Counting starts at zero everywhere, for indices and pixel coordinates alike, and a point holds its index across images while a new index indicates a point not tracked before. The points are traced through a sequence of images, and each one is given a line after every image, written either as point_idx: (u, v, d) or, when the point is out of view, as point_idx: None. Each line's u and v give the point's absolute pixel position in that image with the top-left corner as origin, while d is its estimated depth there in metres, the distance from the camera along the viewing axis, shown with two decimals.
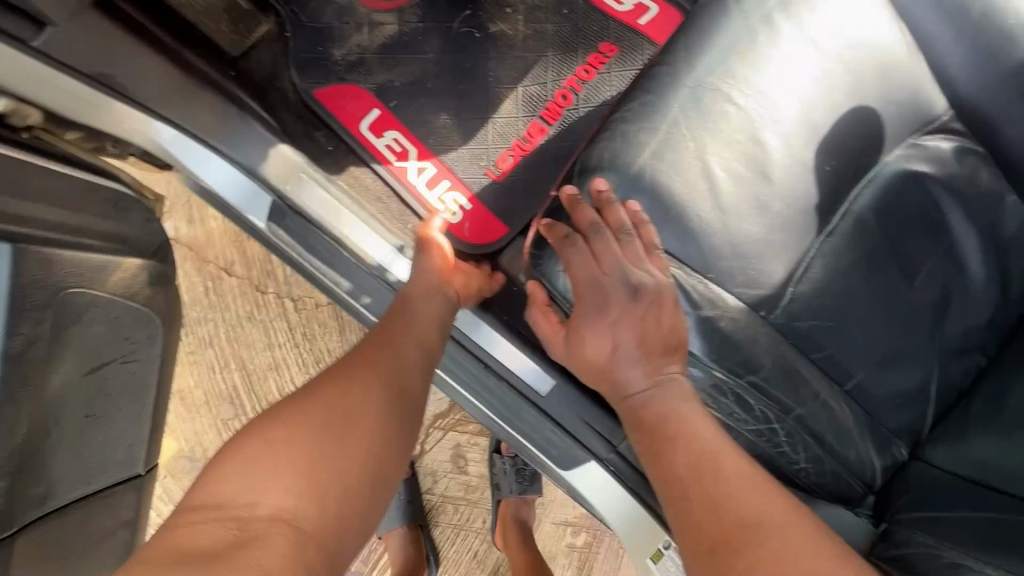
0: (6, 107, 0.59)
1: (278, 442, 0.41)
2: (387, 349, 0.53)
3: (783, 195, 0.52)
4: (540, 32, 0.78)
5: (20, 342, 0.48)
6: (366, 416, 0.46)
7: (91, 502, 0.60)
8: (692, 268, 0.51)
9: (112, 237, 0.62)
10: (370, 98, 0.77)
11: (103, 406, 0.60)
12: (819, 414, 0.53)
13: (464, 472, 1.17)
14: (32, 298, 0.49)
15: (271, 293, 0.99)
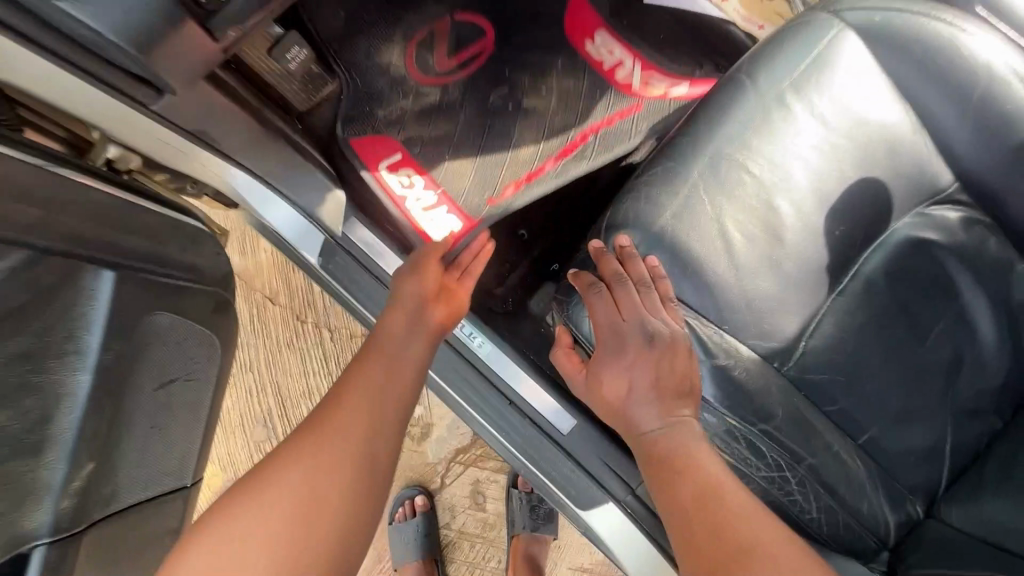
0: (116, 154, 0.69)
1: (253, 490, 0.46)
2: (369, 389, 0.55)
3: (795, 255, 0.56)
4: None
5: (109, 355, 0.55)
6: (344, 439, 0.50)
7: (145, 508, 0.65)
8: (708, 319, 0.55)
9: (188, 267, 0.69)
10: (394, 144, 0.82)
11: (166, 418, 0.66)
12: (831, 464, 0.55)
13: (482, 509, 1.20)
14: (123, 318, 0.56)
15: (310, 323, 1.07)
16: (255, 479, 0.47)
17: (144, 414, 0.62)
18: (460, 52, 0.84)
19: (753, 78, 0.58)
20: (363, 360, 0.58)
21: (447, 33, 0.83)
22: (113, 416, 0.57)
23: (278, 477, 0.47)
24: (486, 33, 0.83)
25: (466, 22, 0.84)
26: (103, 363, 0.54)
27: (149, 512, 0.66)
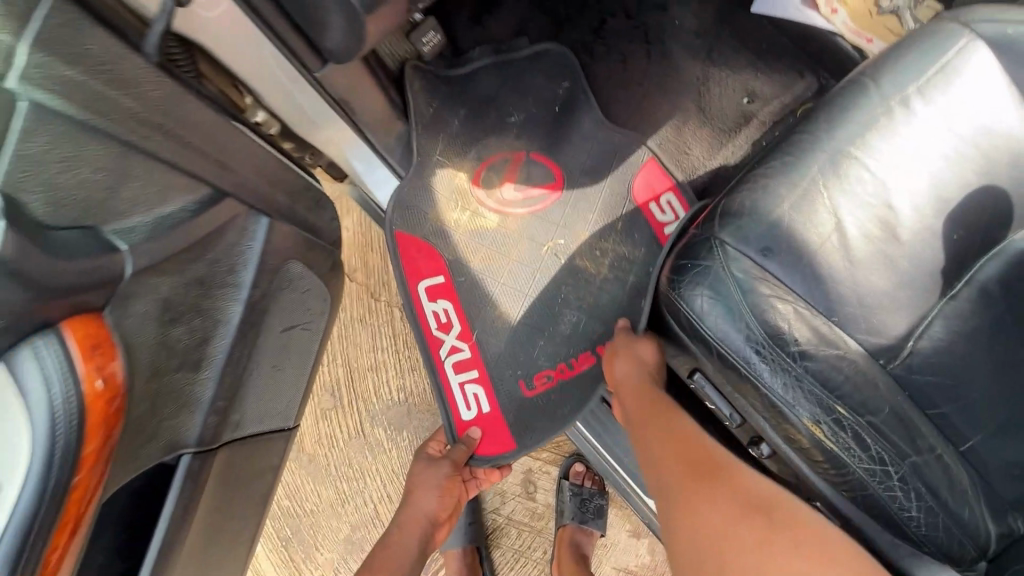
0: (262, 119, 0.74)
1: None
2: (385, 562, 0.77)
3: (909, 255, 0.58)
4: (677, 108, 0.95)
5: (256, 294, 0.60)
6: None
7: (257, 442, 0.70)
8: (819, 310, 0.56)
9: (312, 226, 0.74)
10: (439, 263, 0.89)
11: (283, 360, 0.71)
12: (933, 466, 0.56)
13: (532, 498, 1.22)
14: (268, 261, 0.62)
15: (385, 301, 1.16)
16: None
17: (269, 353, 0.67)
18: (527, 189, 0.91)
19: (877, 81, 0.60)
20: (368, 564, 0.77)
21: (521, 166, 0.91)
22: (252, 351, 0.63)
23: None
24: (554, 178, 0.91)
25: (539, 163, 0.92)
26: (251, 299, 0.60)
27: (259, 446, 0.71)
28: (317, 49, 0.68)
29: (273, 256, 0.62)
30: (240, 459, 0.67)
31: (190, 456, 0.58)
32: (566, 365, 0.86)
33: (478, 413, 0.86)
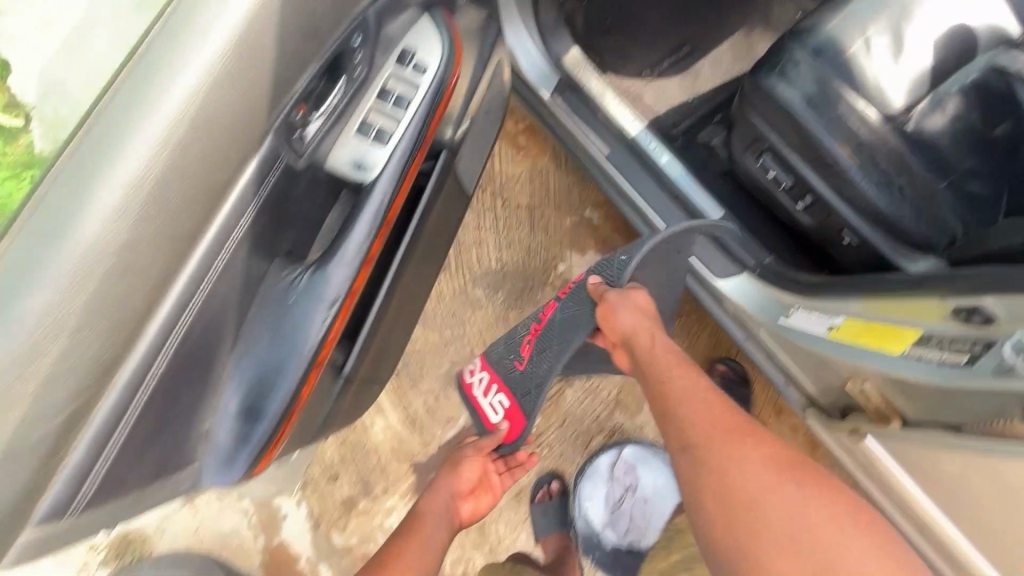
0: None
1: None
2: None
3: (910, 62, 0.90)
4: (749, 26, 1.33)
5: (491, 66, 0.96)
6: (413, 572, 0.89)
7: (460, 185, 1.03)
8: (852, 88, 0.89)
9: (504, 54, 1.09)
10: (497, 375, 1.05)
11: (481, 135, 1.06)
12: (923, 182, 0.88)
13: None
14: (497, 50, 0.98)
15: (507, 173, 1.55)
16: None
17: (478, 121, 1.02)
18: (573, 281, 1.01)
19: None
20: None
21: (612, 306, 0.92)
22: (475, 106, 0.96)
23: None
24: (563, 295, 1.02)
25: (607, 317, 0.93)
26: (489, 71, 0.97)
27: (459, 189, 1.03)
28: None
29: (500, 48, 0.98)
30: (453, 187, 1.00)
31: (447, 155, 0.91)
32: (538, 322, 1.03)
33: (502, 411, 1.05)
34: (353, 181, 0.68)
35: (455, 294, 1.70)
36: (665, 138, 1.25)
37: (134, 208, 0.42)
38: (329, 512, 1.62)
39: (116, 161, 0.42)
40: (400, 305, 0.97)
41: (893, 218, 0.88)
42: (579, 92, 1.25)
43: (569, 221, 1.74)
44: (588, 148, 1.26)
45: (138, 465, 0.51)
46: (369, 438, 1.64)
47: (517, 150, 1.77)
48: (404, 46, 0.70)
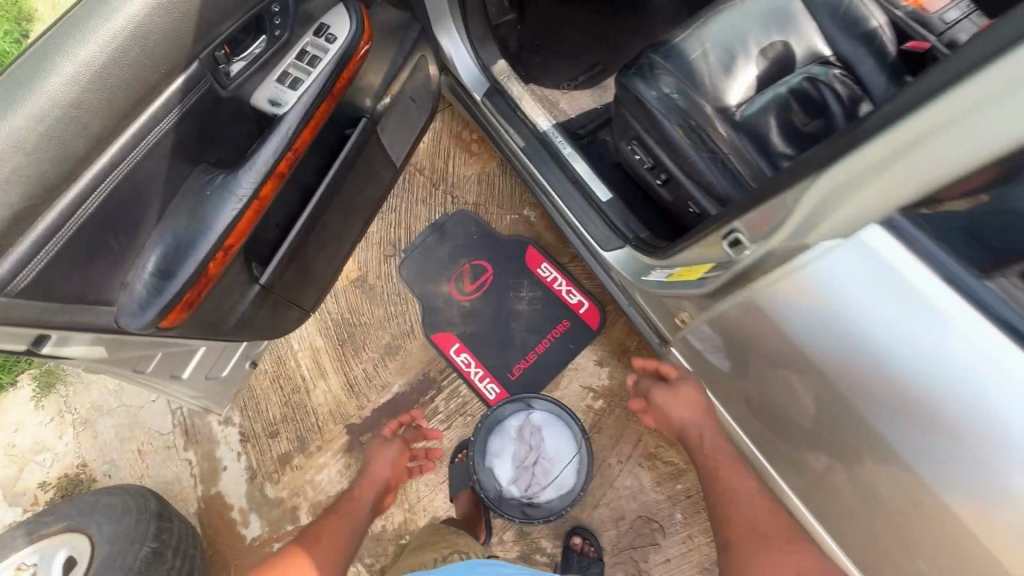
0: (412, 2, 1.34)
1: None
2: None
3: (740, 72, 1.14)
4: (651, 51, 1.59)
5: (410, 60, 1.22)
6: None
7: (384, 152, 1.25)
8: (694, 86, 1.12)
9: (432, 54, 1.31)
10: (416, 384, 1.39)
11: (406, 117, 1.30)
12: (748, 160, 1.08)
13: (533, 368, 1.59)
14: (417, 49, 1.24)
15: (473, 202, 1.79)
16: None
17: (402, 104, 1.26)
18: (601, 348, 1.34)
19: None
20: None
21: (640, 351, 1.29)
22: (396, 89, 1.20)
23: None
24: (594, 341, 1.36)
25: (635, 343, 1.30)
26: (410, 65, 1.23)
27: (383, 156, 1.26)
28: None
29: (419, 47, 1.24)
30: (377, 153, 1.22)
31: (366, 121, 1.12)
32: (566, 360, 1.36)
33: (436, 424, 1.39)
34: (269, 115, 0.89)
35: (401, 276, 1.89)
36: (571, 137, 1.48)
37: (81, 80, 0.63)
38: (265, 466, 1.75)
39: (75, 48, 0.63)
40: (322, 244, 1.18)
41: (722, 187, 1.08)
42: (502, 95, 1.48)
43: (510, 218, 1.94)
44: (508, 141, 1.49)
45: (62, 278, 0.70)
46: (311, 400, 1.79)
47: (469, 155, 2.00)
48: (322, 22, 0.93)
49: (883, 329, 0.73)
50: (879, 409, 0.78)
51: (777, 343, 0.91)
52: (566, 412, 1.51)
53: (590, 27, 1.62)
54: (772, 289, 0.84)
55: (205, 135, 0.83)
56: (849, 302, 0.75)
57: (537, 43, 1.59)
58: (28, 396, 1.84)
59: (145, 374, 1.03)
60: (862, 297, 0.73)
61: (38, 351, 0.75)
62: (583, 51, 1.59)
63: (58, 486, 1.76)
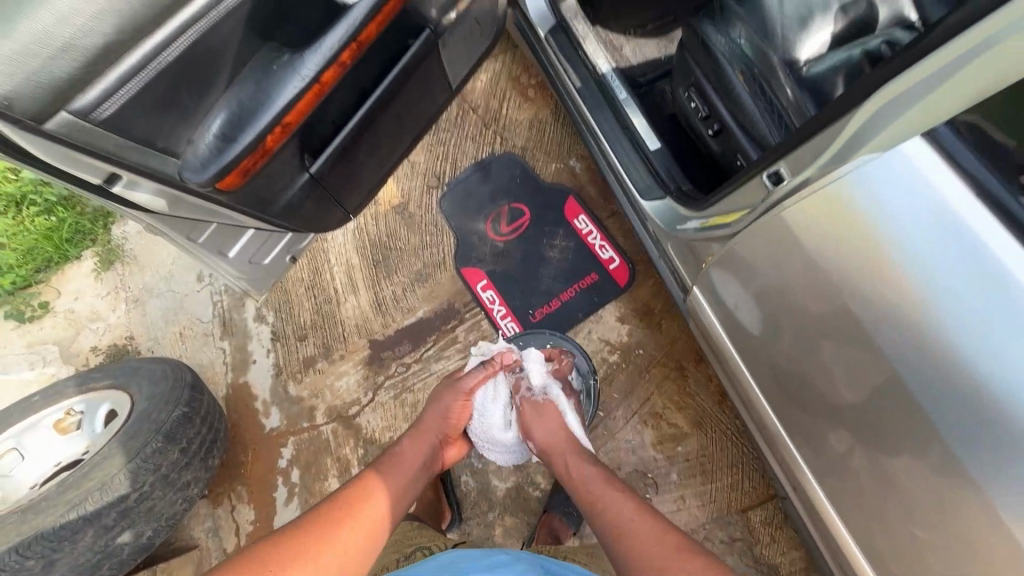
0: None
1: (280, 545, 0.89)
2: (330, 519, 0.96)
3: (807, 5, 1.10)
4: None
5: None
6: (371, 519, 1.00)
7: (444, 73, 1.28)
8: (748, 31, 1.08)
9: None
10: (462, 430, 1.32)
11: (472, 43, 1.33)
12: (775, 82, 1.05)
13: (600, 332, 1.74)
14: None
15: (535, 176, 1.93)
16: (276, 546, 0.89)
17: (467, 27, 1.27)
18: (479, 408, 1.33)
19: None
20: (303, 527, 0.93)
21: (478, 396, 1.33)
22: (465, 6, 1.22)
23: (291, 543, 0.90)
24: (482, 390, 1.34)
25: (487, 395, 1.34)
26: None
27: (442, 76, 1.28)
28: None
29: None
30: (437, 70, 1.25)
31: (429, 33, 1.14)
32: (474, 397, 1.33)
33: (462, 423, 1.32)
34: (339, 3, 0.92)
35: (438, 207, 1.94)
36: (630, 84, 1.45)
37: None
38: (291, 365, 1.86)
39: None
40: (377, 144, 1.23)
41: (749, 119, 1.10)
42: (566, 32, 1.47)
43: (554, 166, 1.94)
44: (565, 81, 1.47)
45: (136, 117, 0.75)
46: (340, 311, 1.89)
47: (525, 99, 2.02)
48: None
49: (990, 328, 0.73)
50: (920, 368, 0.79)
51: (814, 256, 0.87)
52: (591, 379, 1.66)
53: None
54: (842, 250, 0.83)
55: (277, 10, 0.86)
56: (907, 235, 0.77)
57: None
58: (90, 267, 2.03)
59: (196, 245, 1.13)
60: (972, 292, 0.74)
61: (110, 188, 0.84)
62: None
63: (106, 352, 1.94)
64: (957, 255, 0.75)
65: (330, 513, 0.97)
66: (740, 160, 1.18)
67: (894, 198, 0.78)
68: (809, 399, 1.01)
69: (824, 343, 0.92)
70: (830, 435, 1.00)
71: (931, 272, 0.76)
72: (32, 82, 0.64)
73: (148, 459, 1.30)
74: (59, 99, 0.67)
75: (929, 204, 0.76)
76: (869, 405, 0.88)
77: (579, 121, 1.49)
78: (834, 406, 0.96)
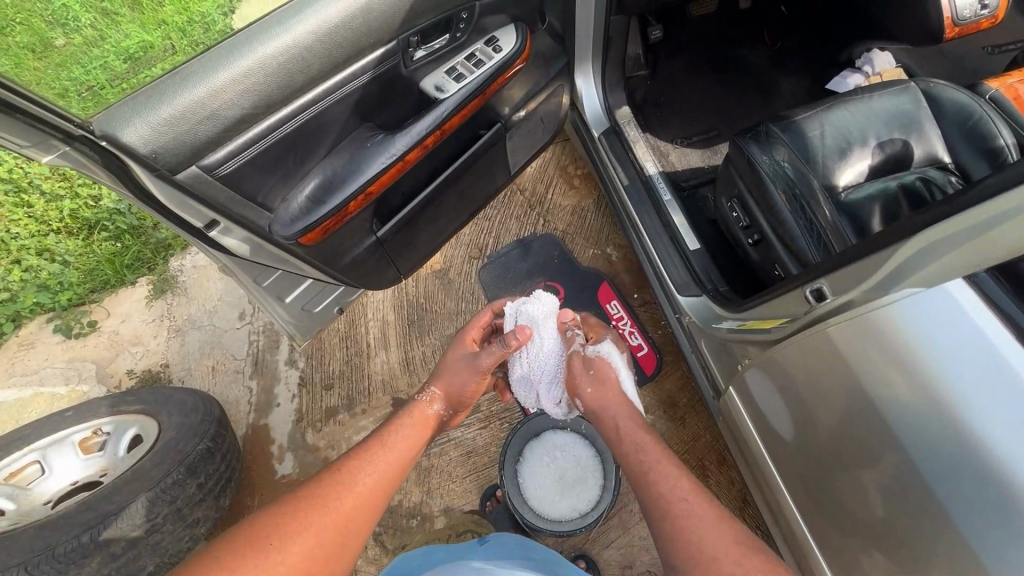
0: (581, 86, 1.59)
1: (311, 491, 0.93)
2: (357, 468, 0.99)
3: (845, 141, 1.21)
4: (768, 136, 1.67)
5: (550, 91, 1.40)
6: (380, 484, 1.00)
7: (505, 162, 1.41)
8: (790, 160, 1.18)
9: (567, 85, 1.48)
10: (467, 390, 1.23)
11: (533, 139, 1.46)
12: (813, 206, 1.13)
13: None
14: (557, 88, 1.43)
15: (572, 259, 2.02)
16: (306, 491, 0.93)
17: (532, 124, 1.41)
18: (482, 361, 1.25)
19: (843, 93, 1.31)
20: (330, 475, 0.96)
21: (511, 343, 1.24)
22: (532, 106, 1.36)
23: (317, 490, 0.93)
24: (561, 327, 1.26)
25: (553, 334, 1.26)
26: (549, 96, 1.40)
27: (503, 164, 1.41)
28: (613, 47, 1.51)
29: (559, 84, 1.42)
30: (499, 157, 1.37)
31: (500, 126, 1.27)
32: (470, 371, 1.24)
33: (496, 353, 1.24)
34: (432, 98, 1.05)
35: (477, 276, 2.03)
36: (674, 188, 1.56)
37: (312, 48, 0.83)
38: (312, 413, 1.88)
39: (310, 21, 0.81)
40: (438, 216, 1.33)
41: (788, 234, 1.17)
42: (619, 136, 1.61)
43: (592, 252, 2.04)
44: (612, 180, 1.58)
45: (249, 176, 0.86)
46: (368, 365, 1.93)
47: (569, 187, 2.16)
48: (493, 36, 1.10)
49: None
50: (958, 485, 0.78)
51: (849, 363, 0.90)
52: None
53: (711, 92, 1.73)
54: (877, 359, 0.86)
55: (381, 100, 0.99)
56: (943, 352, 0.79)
57: (662, 102, 1.72)
58: (142, 294, 2.15)
59: (261, 289, 1.21)
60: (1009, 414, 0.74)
61: (208, 232, 0.91)
62: (707, 118, 1.70)
63: (139, 377, 2.01)
64: (993, 377, 0.76)
65: (352, 463, 1.00)
66: (779, 270, 1.23)
67: (931, 317, 0.80)
68: (838, 506, 0.99)
69: (853, 449, 0.93)
70: (863, 562, 0.97)
71: (966, 390, 0.77)
72: (177, 140, 0.74)
73: (165, 492, 1.31)
74: (194, 156, 0.78)
75: (965, 327, 0.78)
76: (897, 514, 0.87)
77: (622, 215, 1.58)
78: (866, 526, 0.94)
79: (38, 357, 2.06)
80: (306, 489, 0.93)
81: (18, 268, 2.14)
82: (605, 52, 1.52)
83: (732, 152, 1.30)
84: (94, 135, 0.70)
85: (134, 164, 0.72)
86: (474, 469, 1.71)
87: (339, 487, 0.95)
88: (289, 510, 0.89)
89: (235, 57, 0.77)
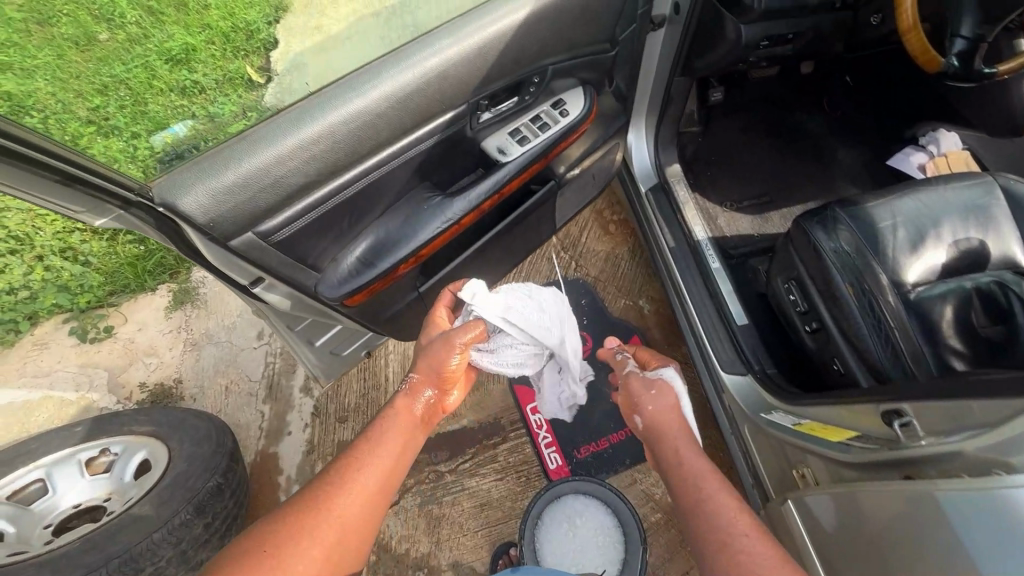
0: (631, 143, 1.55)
1: (309, 498, 0.85)
2: (353, 469, 0.90)
3: (918, 234, 1.15)
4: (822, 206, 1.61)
5: (606, 149, 1.35)
6: (374, 486, 0.89)
7: (552, 217, 1.36)
8: (860, 251, 1.12)
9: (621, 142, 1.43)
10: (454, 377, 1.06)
11: (582, 194, 1.41)
12: (883, 305, 1.07)
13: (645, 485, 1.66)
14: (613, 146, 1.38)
15: (603, 308, 1.97)
16: (307, 496, 0.85)
17: (583, 180, 1.36)
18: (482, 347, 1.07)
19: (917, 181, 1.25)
20: (325, 480, 0.88)
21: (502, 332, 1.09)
22: (587, 164, 1.31)
23: (314, 497, 0.85)
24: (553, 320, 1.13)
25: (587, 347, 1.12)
26: (604, 153, 1.36)
27: (549, 219, 1.36)
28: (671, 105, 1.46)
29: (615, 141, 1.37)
30: (547, 213, 1.32)
31: (553, 184, 1.22)
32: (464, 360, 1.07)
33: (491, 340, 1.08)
34: (493, 160, 1.01)
35: None
36: (722, 255, 1.50)
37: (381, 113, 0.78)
38: (324, 445, 1.83)
39: (382, 87, 0.77)
40: (480, 269, 1.28)
41: (851, 329, 1.11)
42: (667, 195, 1.55)
43: (623, 302, 1.98)
44: (659, 241, 1.52)
45: (303, 240, 0.81)
46: (385, 400, 1.88)
47: (604, 232, 2.11)
48: (560, 98, 1.06)
49: None
50: None
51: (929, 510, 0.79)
52: None
53: (765, 155, 1.68)
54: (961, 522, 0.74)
55: (441, 161, 0.94)
56: None
57: (713, 161, 1.67)
58: (162, 303, 2.11)
59: (293, 335, 1.16)
60: None
61: (252, 288, 0.83)
62: (759, 182, 1.64)
63: (150, 390, 1.96)
64: None
65: (347, 464, 0.90)
66: (838, 364, 1.16)
67: None
68: None
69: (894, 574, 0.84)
70: None
71: None
72: (235, 208, 0.70)
73: (171, 534, 1.26)
74: (251, 223, 0.74)
75: None
76: None
77: (667, 279, 1.52)
78: None
79: (50, 359, 2.02)
80: (309, 495, 0.86)
81: (41, 265, 2.11)
82: (662, 110, 1.47)
83: (795, 233, 1.24)
84: (152, 202, 0.65)
85: (191, 231, 0.68)
86: (487, 523, 1.64)
87: (335, 494, 0.86)
88: (290, 521, 0.82)
89: (305, 123, 0.72)
